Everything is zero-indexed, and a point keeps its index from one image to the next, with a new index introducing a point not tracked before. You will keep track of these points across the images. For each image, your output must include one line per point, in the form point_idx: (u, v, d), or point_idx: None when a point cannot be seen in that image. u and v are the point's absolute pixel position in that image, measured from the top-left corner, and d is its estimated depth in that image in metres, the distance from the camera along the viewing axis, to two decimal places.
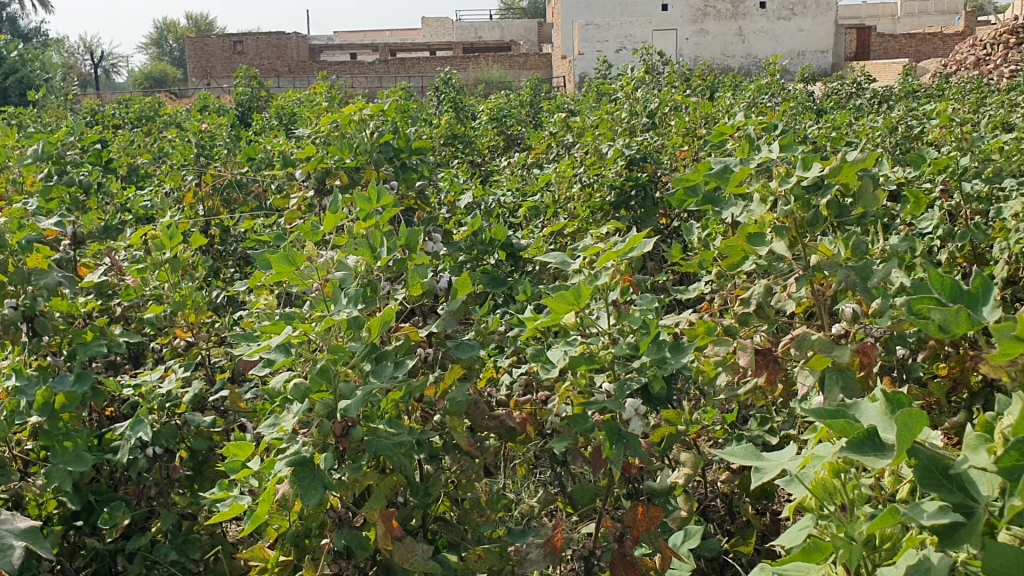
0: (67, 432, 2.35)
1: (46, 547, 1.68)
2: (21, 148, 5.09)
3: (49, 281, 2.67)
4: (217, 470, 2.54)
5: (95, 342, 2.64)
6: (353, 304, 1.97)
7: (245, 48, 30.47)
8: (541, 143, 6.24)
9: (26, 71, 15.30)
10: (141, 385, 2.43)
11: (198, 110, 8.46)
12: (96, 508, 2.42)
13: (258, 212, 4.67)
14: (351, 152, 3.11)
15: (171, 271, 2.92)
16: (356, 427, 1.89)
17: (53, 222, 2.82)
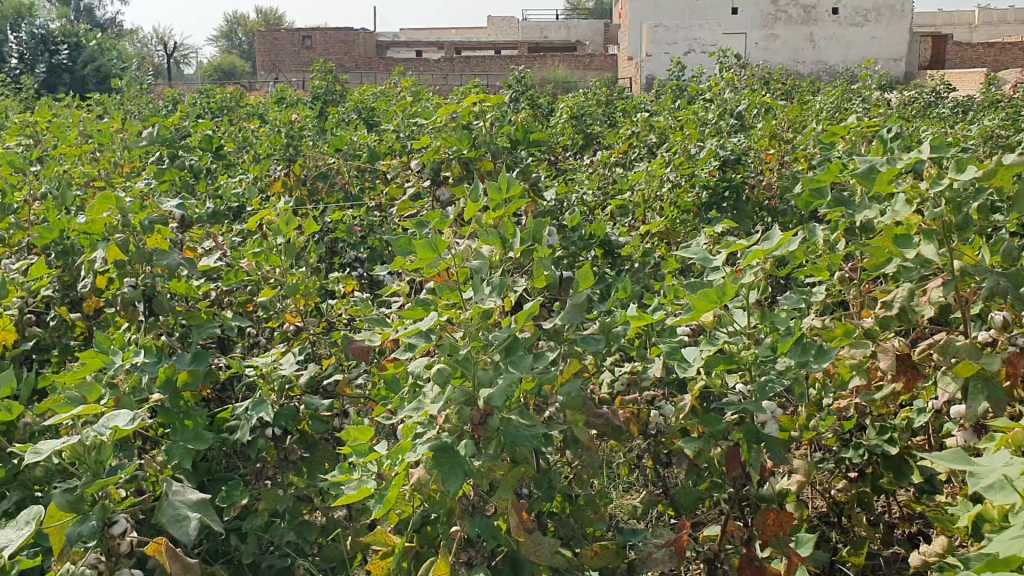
0: (186, 411, 2.35)
1: (221, 520, 1.69)
2: (119, 132, 5.19)
3: (171, 262, 2.71)
4: (330, 454, 2.54)
5: (212, 324, 2.69)
6: (498, 294, 1.98)
7: (314, 43, 30.89)
8: (623, 142, 6.20)
9: (104, 60, 15.61)
10: (262, 366, 2.49)
11: (276, 102, 8.55)
12: (211, 488, 2.43)
13: (346, 204, 4.72)
14: (470, 144, 3.16)
15: (284, 256, 2.95)
16: (494, 416, 1.89)
17: (173, 205, 2.99)
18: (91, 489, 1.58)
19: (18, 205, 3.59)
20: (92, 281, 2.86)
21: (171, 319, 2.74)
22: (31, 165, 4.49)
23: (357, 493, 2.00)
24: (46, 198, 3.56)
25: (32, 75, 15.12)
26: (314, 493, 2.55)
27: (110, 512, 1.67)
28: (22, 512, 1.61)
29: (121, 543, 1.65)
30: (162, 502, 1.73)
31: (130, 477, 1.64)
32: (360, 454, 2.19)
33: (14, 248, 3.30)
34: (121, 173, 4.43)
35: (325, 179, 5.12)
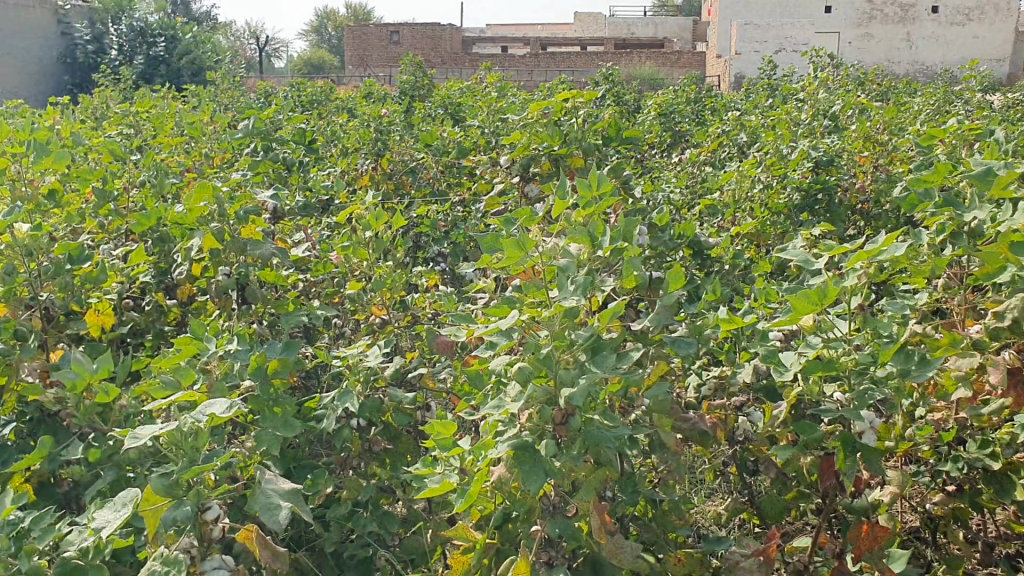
0: (276, 399, 2.36)
1: (313, 512, 1.68)
2: (213, 124, 5.30)
3: (263, 252, 2.77)
4: (412, 447, 2.55)
5: (301, 313, 2.72)
6: (582, 293, 1.94)
7: (401, 38, 31.25)
8: (713, 140, 6.09)
9: (200, 53, 15.95)
10: (348, 357, 2.50)
11: (365, 96, 8.65)
12: (297, 475, 2.46)
13: (432, 199, 4.74)
14: (560, 140, 3.15)
15: (372, 250, 2.97)
16: (576, 416, 1.87)
17: (268, 196, 3.03)
18: (185, 475, 1.59)
19: (118, 192, 3.67)
20: (188, 269, 2.90)
21: (260, 308, 2.79)
22: (131, 153, 4.62)
23: (440, 487, 2.00)
24: (144, 185, 3.64)
25: (133, 66, 15.60)
26: (397, 484, 2.56)
27: (203, 498, 1.69)
28: (121, 493, 1.69)
29: (213, 529, 1.67)
30: (254, 488, 1.73)
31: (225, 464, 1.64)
32: (442, 448, 2.18)
33: (112, 235, 3.37)
34: (214, 164, 4.51)
35: (412, 173, 5.15)
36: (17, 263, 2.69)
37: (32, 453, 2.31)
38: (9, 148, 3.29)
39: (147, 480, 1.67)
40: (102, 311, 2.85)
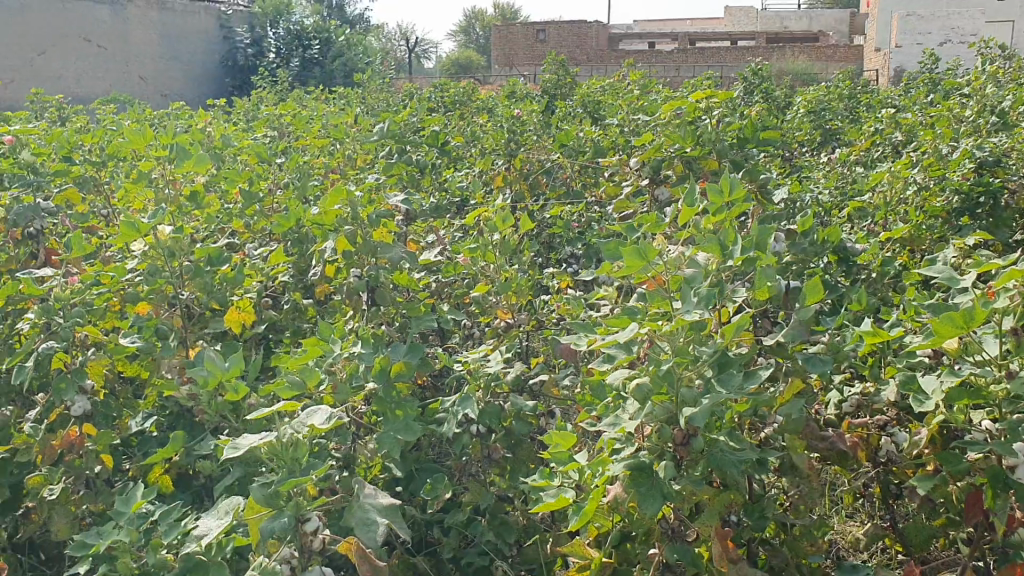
0: (399, 401, 2.33)
1: (407, 527, 1.65)
2: (356, 125, 5.40)
3: (393, 255, 2.74)
4: (532, 456, 2.48)
5: (428, 317, 2.70)
6: (705, 306, 1.83)
7: (547, 36, 31.29)
8: (865, 139, 5.77)
9: (351, 54, 16.58)
10: (469, 362, 2.46)
11: (507, 95, 8.66)
12: (418, 478, 2.45)
13: (567, 200, 4.67)
14: (693, 141, 3.05)
15: (499, 252, 2.94)
16: (698, 437, 1.78)
17: (397, 200, 3.03)
18: (281, 487, 1.58)
19: (263, 193, 3.73)
20: (321, 270, 2.90)
21: (392, 311, 2.76)
22: (276, 156, 4.73)
23: (556, 503, 1.95)
24: (288, 186, 3.69)
25: (289, 69, 16.22)
26: (516, 493, 2.52)
27: (303, 509, 1.66)
28: (224, 502, 1.77)
29: (312, 541, 1.63)
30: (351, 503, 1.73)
31: (322, 473, 1.62)
32: (557, 463, 2.13)
33: (258, 234, 3.43)
34: (356, 165, 4.59)
35: (548, 173, 5.09)
36: (160, 263, 2.72)
37: (167, 447, 2.37)
38: (155, 152, 3.42)
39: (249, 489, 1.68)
40: (243, 309, 2.83)
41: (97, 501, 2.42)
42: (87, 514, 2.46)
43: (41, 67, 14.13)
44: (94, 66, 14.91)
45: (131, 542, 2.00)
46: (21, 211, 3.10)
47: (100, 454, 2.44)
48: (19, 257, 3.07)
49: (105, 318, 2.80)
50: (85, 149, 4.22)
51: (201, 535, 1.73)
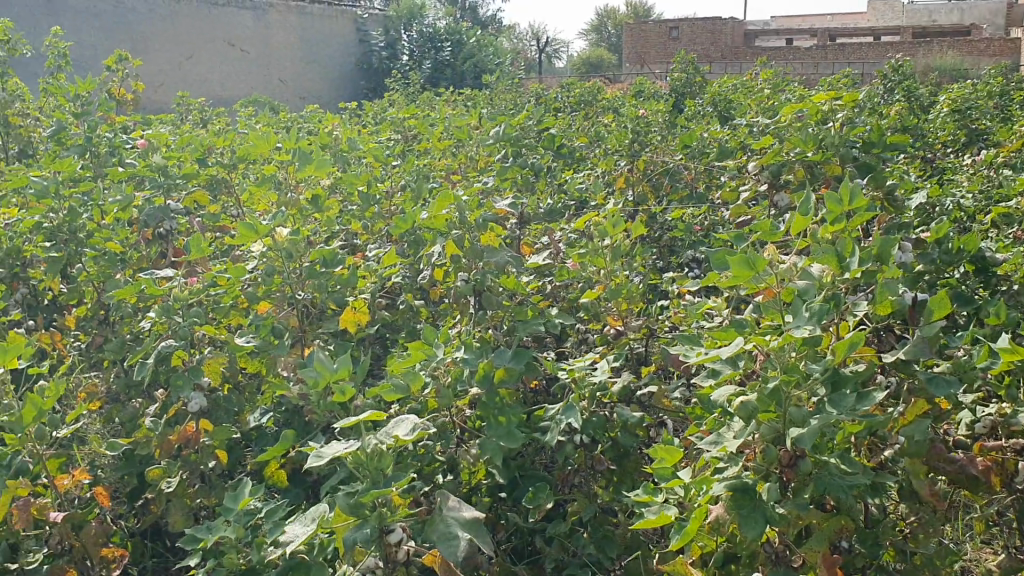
0: (503, 407, 2.32)
1: (489, 541, 1.62)
2: (478, 126, 5.42)
3: (499, 259, 2.74)
4: (639, 468, 2.42)
5: (535, 322, 2.67)
6: (817, 321, 1.72)
7: (681, 33, 30.80)
8: (1015, 140, 5.41)
9: (481, 55, 16.92)
10: (574, 370, 2.42)
11: (635, 94, 8.54)
12: (521, 485, 2.43)
13: (689, 202, 4.56)
14: (815, 145, 2.93)
15: (609, 258, 2.89)
16: (806, 460, 1.68)
17: (507, 204, 3.02)
18: (363, 498, 1.58)
19: (381, 195, 3.77)
20: (430, 274, 2.92)
21: (500, 314, 2.73)
22: (398, 158, 4.78)
23: (656, 521, 1.87)
24: (405, 188, 3.73)
25: (422, 70, 16.52)
26: (621, 505, 2.47)
27: (386, 520, 1.65)
28: (312, 510, 1.74)
29: (395, 553, 1.65)
30: (435, 518, 1.71)
31: (404, 484, 1.62)
32: (662, 479, 2.07)
33: (375, 235, 3.47)
34: (476, 167, 4.61)
35: (672, 176, 4.86)
36: (277, 263, 2.75)
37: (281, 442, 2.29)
38: (277, 155, 3.50)
39: (335, 499, 1.68)
40: (358, 309, 2.79)
41: (210, 495, 2.51)
42: (202, 507, 2.56)
43: (188, 72, 14.58)
44: (238, 69, 15.40)
45: (238, 538, 2.04)
46: (153, 213, 3.32)
47: (215, 450, 2.53)
48: (150, 255, 3.29)
49: (226, 316, 2.84)
50: (218, 153, 4.37)
51: (288, 542, 1.69)
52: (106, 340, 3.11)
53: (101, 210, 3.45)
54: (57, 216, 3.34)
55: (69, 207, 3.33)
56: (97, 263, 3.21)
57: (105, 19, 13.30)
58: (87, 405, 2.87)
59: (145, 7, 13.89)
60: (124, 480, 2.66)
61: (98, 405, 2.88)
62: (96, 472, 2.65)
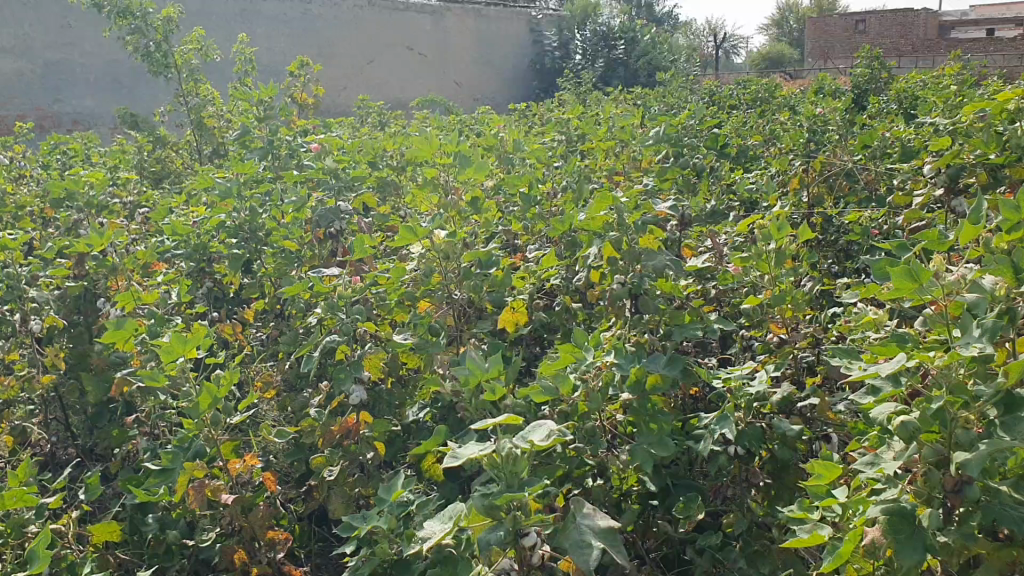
0: (654, 414, 2.27)
1: (621, 552, 1.60)
2: (645, 126, 5.36)
3: (657, 263, 2.70)
4: (798, 483, 2.35)
5: (693, 327, 2.61)
6: (989, 338, 1.61)
7: (868, 26, 29.41)
8: None
9: (656, 53, 16.90)
10: (730, 379, 2.37)
11: (814, 91, 8.23)
12: (673, 494, 2.39)
13: (865, 204, 4.34)
14: (998, 147, 2.79)
15: (774, 263, 2.79)
16: (972, 486, 1.55)
17: (667, 207, 2.97)
18: (495, 501, 1.60)
19: (542, 196, 3.81)
20: (587, 275, 2.91)
21: (656, 319, 2.67)
22: (561, 160, 4.80)
23: (807, 540, 1.77)
24: (567, 189, 3.74)
25: (595, 70, 16.57)
26: (776, 521, 2.38)
27: (521, 523, 1.66)
28: (448, 507, 1.80)
29: (529, 557, 1.65)
30: (568, 523, 1.70)
31: (535, 490, 1.62)
32: (816, 496, 2.01)
33: (535, 236, 3.49)
34: (640, 166, 4.56)
35: (849, 177, 4.56)
36: (436, 263, 2.83)
37: (431, 438, 2.20)
38: (442, 157, 3.59)
39: (471, 498, 1.72)
40: (516, 309, 2.84)
41: (368, 485, 2.61)
42: (363, 496, 2.65)
43: (369, 75, 15.18)
44: (417, 72, 15.89)
45: (390, 529, 2.07)
46: (325, 213, 3.55)
47: (374, 441, 2.61)
48: (322, 253, 3.51)
49: (389, 313, 2.93)
50: (388, 155, 4.54)
51: (425, 539, 1.75)
52: (281, 333, 3.30)
53: (280, 210, 3.65)
54: (240, 215, 3.57)
55: (250, 208, 3.58)
56: (276, 259, 3.42)
57: (293, 27, 14.07)
58: (262, 394, 3.05)
59: (331, 14, 14.58)
60: (293, 466, 2.80)
61: (272, 394, 3.05)
62: (268, 457, 2.82)
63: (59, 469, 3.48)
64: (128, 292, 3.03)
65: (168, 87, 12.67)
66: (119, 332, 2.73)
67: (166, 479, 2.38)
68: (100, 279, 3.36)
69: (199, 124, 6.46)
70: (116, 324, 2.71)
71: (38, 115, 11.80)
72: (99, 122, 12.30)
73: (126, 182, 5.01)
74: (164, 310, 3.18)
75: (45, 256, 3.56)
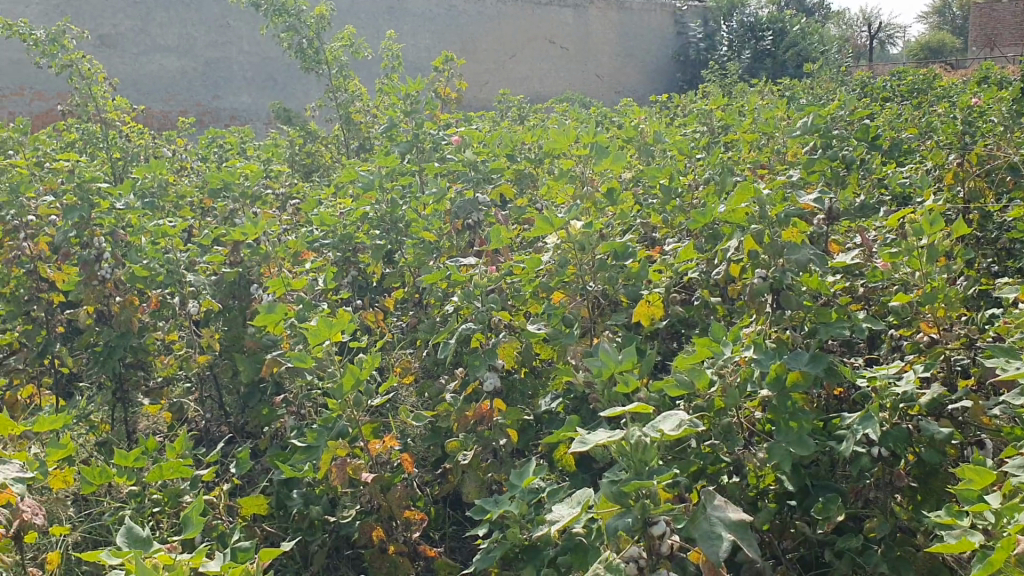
0: (795, 412, 2.20)
1: (753, 546, 1.56)
2: (791, 118, 5.20)
3: (801, 257, 2.61)
4: (947, 487, 2.23)
5: (839, 324, 2.51)
6: None
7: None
8: None
9: (806, 44, 16.34)
10: (876, 378, 2.27)
11: (977, 81, 7.78)
12: (811, 494, 2.31)
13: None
14: None
15: (926, 259, 2.67)
16: None
17: (811, 199, 2.88)
18: (624, 487, 1.60)
19: (682, 188, 3.75)
20: (726, 269, 2.85)
21: (799, 316, 2.56)
22: (702, 152, 4.73)
23: (953, 546, 1.68)
24: (708, 182, 3.68)
25: (740, 61, 16.19)
26: (921, 527, 2.27)
27: (650, 512, 1.66)
28: (577, 492, 1.81)
29: (659, 545, 1.63)
30: (699, 514, 1.67)
31: (663, 479, 1.62)
32: (966, 502, 1.90)
33: (674, 229, 3.45)
34: (785, 159, 4.43)
35: (1013, 171, 4.28)
36: (571, 254, 2.84)
37: (560, 428, 2.09)
38: (579, 150, 3.58)
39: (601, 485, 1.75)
40: (653, 302, 2.78)
41: (501, 471, 2.64)
42: (496, 482, 2.69)
43: (511, 70, 15.32)
44: (557, 66, 15.92)
45: (521, 514, 2.10)
46: (463, 205, 3.59)
47: (507, 428, 2.64)
48: (459, 245, 3.58)
49: (524, 304, 2.97)
50: (527, 149, 4.58)
51: (554, 522, 1.78)
52: (420, 322, 3.38)
53: (421, 202, 3.73)
54: (382, 207, 3.69)
55: (390, 200, 3.68)
56: (416, 250, 3.50)
57: (439, 23, 14.35)
58: (402, 379, 3.13)
59: (475, 10, 14.81)
60: (430, 450, 2.86)
61: (411, 380, 3.13)
62: (407, 440, 2.89)
63: (213, 444, 3.69)
64: (278, 279, 3.16)
65: (317, 84, 13.18)
66: (270, 316, 2.86)
67: (311, 456, 2.49)
68: (254, 265, 3.53)
69: (347, 119, 6.68)
70: (267, 308, 2.84)
71: (199, 111, 12.49)
72: (254, 117, 12.92)
73: (278, 175, 5.24)
74: (311, 296, 3.31)
75: (203, 243, 3.77)
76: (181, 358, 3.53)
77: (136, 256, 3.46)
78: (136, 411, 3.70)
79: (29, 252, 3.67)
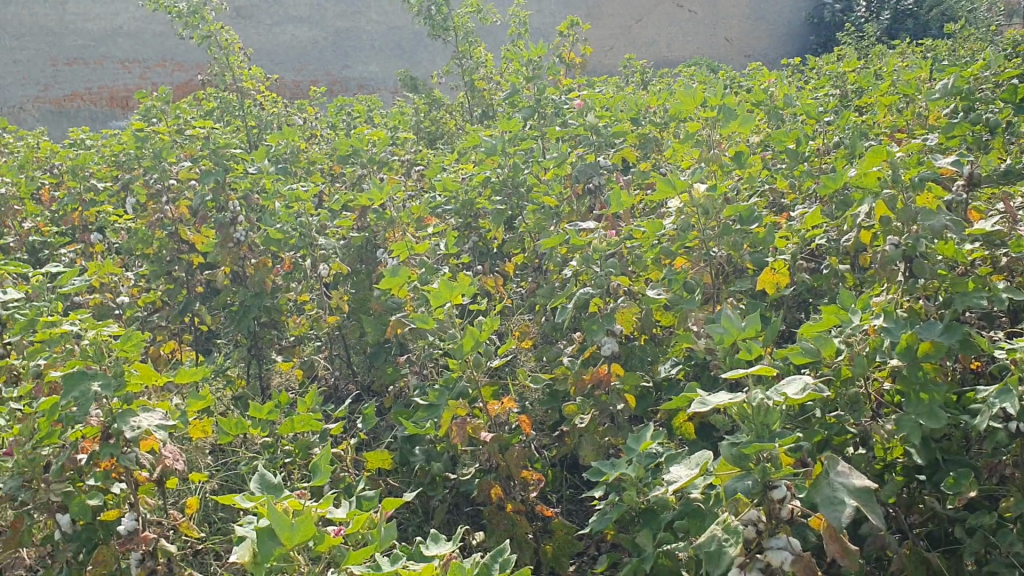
0: (926, 382, 2.12)
1: (877, 514, 1.52)
2: (933, 78, 4.96)
3: (936, 223, 2.49)
4: None
5: (976, 294, 2.35)
6: None
7: None
8: None
9: (953, 2, 15.47)
10: (1016, 350, 2.14)
11: None
12: (942, 469, 2.21)
13: None
14: None
15: None
16: None
17: (949, 162, 2.71)
18: (744, 449, 1.59)
19: (812, 153, 3.64)
20: (856, 236, 2.76)
21: (934, 285, 2.46)
22: (835, 116, 4.56)
23: None
24: (839, 146, 3.56)
25: (879, 22, 15.45)
26: None
27: (770, 475, 1.63)
28: (697, 454, 1.80)
29: (778, 510, 1.61)
30: (821, 479, 1.64)
31: (786, 441, 1.59)
32: None
33: (803, 195, 3.36)
34: (925, 123, 4.24)
35: None
36: (695, 219, 2.80)
37: (681, 396, 2.04)
38: (705, 112, 3.51)
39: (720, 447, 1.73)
40: (777, 270, 2.71)
41: (619, 436, 2.65)
42: (613, 446, 2.71)
43: (637, 35, 15.10)
44: (685, 30, 15.59)
45: (639, 477, 2.09)
46: (584, 169, 3.59)
47: (625, 394, 2.64)
48: (580, 209, 3.57)
49: (644, 270, 2.95)
50: (652, 113, 4.52)
51: (671, 482, 1.78)
52: (540, 286, 3.41)
53: (543, 167, 3.74)
54: (504, 171, 3.74)
55: (513, 165, 3.74)
56: (537, 215, 3.52)
57: None
58: (522, 343, 3.18)
59: None
60: (548, 413, 2.90)
61: (531, 344, 3.17)
62: (526, 403, 2.93)
63: (341, 400, 3.85)
64: (403, 243, 3.23)
65: (443, 52, 13.33)
66: (394, 279, 2.93)
67: (433, 414, 2.56)
68: (380, 230, 3.62)
69: (471, 86, 6.72)
70: (391, 271, 2.91)
71: (330, 80, 12.84)
72: (381, 85, 13.12)
73: (405, 141, 5.34)
74: (434, 260, 3.38)
75: (332, 208, 3.88)
76: (312, 318, 3.68)
77: (269, 220, 3.60)
78: (269, 368, 3.89)
79: (171, 215, 3.95)
